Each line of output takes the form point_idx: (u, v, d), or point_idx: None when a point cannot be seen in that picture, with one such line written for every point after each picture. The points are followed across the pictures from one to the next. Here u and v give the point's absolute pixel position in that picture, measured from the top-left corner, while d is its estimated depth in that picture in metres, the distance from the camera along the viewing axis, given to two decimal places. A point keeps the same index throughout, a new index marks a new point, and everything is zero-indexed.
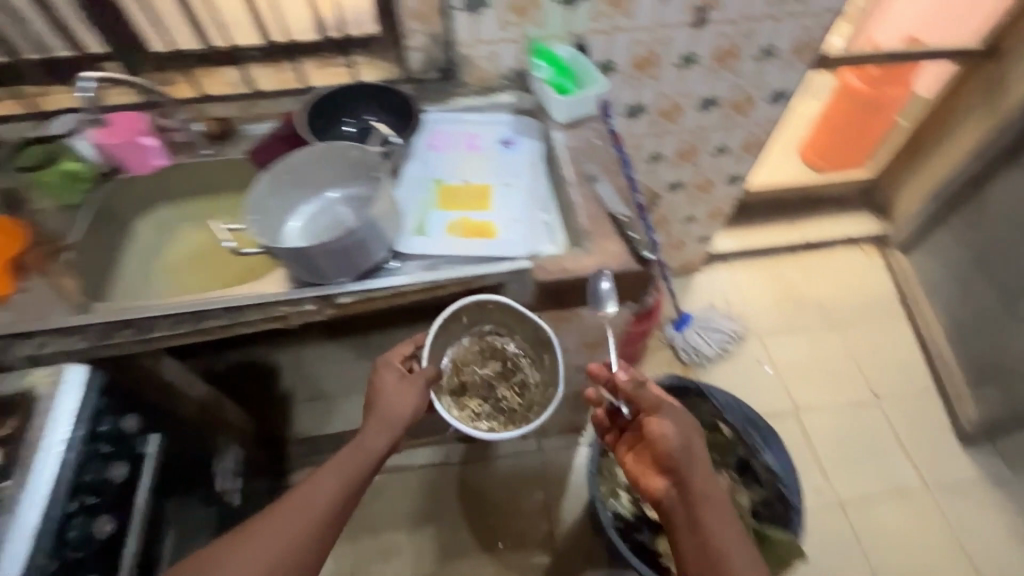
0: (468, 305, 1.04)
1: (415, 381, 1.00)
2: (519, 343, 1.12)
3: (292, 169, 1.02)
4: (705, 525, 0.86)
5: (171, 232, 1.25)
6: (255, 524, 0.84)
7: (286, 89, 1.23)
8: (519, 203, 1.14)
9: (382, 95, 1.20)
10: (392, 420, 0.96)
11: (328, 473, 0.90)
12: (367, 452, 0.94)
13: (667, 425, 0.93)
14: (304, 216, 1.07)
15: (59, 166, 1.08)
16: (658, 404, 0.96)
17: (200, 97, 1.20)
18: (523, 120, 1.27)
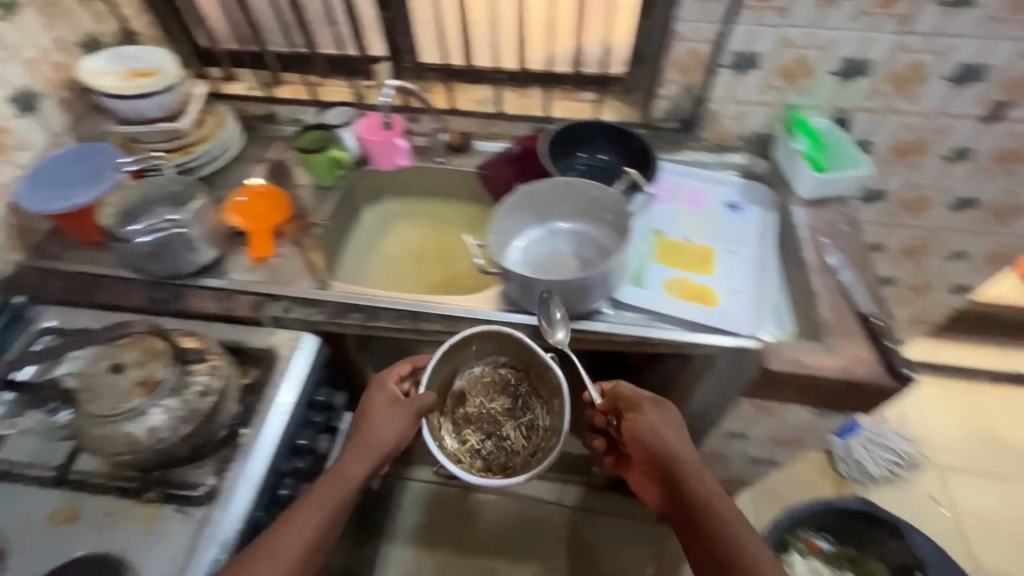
0: (484, 334, 0.94)
1: (399, 407, 0.87)
2: (545, 396, 0.96)
3: (531, 196, 1.05)
4: (722, 533, 0.72)
5: (390, 225, 1.35)
6: (249, 573, 0.71)
7: (525, 115, 1.28)
8: (744, 275, 1.06)
9: (620, 137, 1.19)
10: (369, 447, 0.84)
11: (315, 503, 0.78)
12: (350, 481, 0.81)
13: (672, 433, 0.84)
14: (526, 240, 1.09)
15: (329, 151, 1.18)
16: (638, 406, 0.88)
17: (450, 109, 1.28)
18: (754, 187, 1.20)
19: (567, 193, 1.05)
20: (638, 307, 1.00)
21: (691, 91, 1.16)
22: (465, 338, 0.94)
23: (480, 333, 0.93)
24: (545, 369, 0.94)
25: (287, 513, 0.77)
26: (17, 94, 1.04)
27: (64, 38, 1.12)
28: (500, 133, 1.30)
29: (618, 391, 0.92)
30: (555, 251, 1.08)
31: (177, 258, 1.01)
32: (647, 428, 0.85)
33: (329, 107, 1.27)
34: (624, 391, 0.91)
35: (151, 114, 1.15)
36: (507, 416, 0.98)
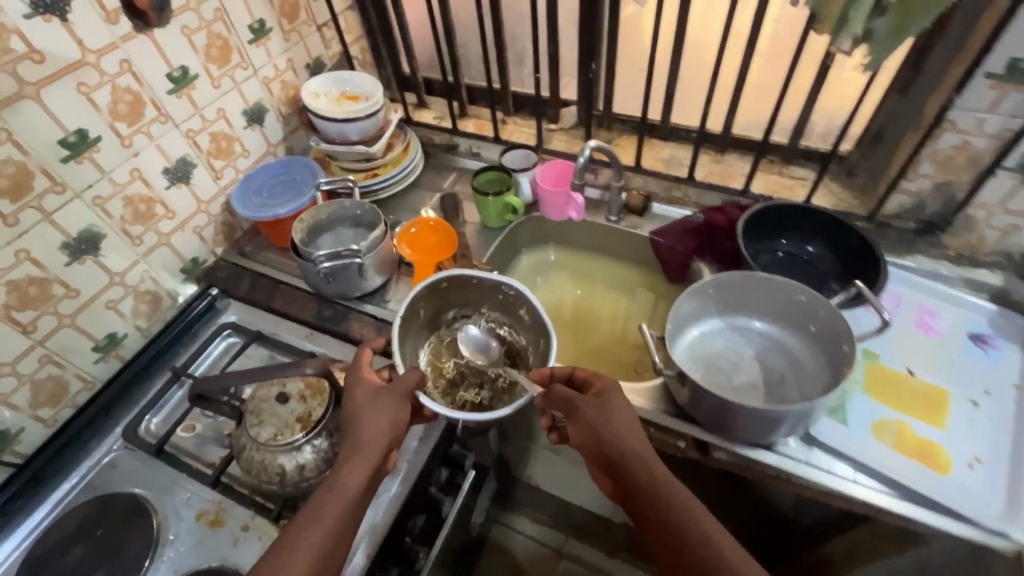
0: (423, 295, 0.92)
1: (385, 397, 0.74)
2: (492, 308, 0.98)
3: (721, 288, 0.92)
4: (695, 545, 0.64)
5: (545, 274, 1.29)
6: None
7: (718, 184, 1.14)
8: (992, 440, 0.82)
9: (835, 229, 1.00)
10: (364, 450, 0.70)
11: (324, 518, 0.65)
12: (349, 489, 0.68)
13: (607, 421, 0.74)
14: (699, 331, 0.95)
15: (504, 197, 1.14)
16: (573, 401, 0.77)
17: (633, 166, 1.19)
18: (1016, 319, 0.93)
19: (762, 289, 0.90)
20: (838, 451, 0.82)
21: (947, 190, 0.94)
22: (432, 288, 0.93)
23: (423, 293, 0.92)
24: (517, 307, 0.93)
25: (282, 545, 0.64)
26: (252, 108, 1.16)
27: (297, 60, 1.23)
28: (684, 198, 1.18)
29: (558, 393, 0.79)
30: (733, 349, 0.94)
31: (351, 282, 1.04)
32: (603, 421, 0.74)
33: (508, 149, 1.22)
34: (558, 390, 0.80)
35: (352, 137, 1.22)
36: (504, 363, 0.96)
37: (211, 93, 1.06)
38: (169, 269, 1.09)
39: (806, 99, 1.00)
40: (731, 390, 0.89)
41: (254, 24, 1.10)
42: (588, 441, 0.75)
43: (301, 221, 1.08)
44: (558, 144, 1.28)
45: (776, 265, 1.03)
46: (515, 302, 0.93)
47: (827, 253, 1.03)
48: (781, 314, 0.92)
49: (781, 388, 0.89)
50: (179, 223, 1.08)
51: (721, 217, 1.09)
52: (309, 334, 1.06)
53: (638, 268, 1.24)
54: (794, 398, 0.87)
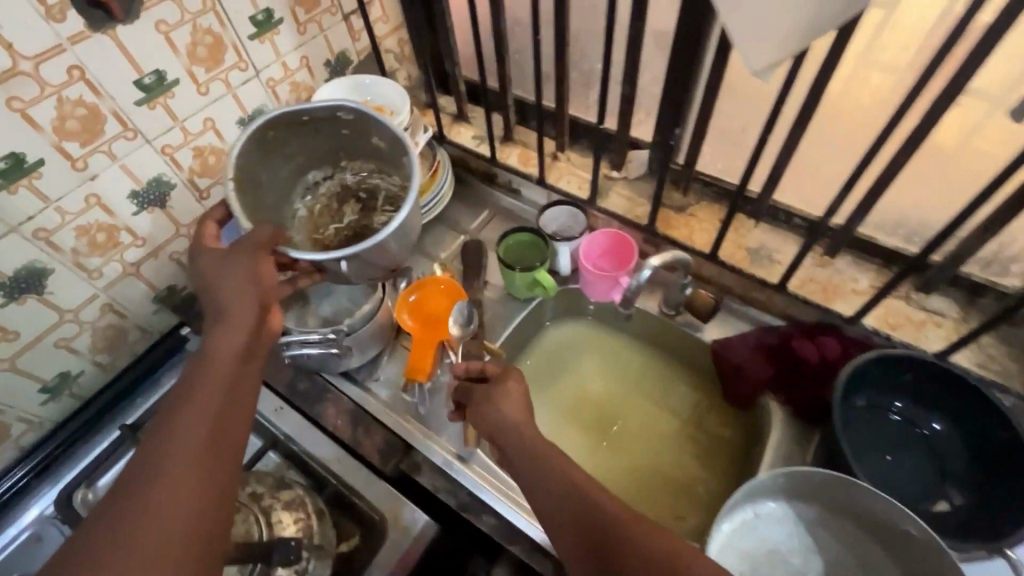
0: (253, 155, 0.78)
1: (239, 258, 0.68)
2: (345, 153, 0.89)
3: (798, 476, 0.70)
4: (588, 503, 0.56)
5: (571, 357, 1.04)
6: (161, 470, 0.53)
7: (818, 301, 0.85)
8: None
9: (979, 417, 0.70)
10: (231, 314, 0.65)
11: (208, 386, 0.60)
12: (225, 355, 0.63)
13: (497, 401, 0.71)
14: (740, 518, 0.71)
15: (533, 272, 0.91)
16: (473, 392, 0.75)
17: (706, 252, 0.92)
18: None
19: (842, 489, 0.69)
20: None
21: None
22: (258, 139, 0.78)
23: (251, 153, 0.78)
24: (342, 121, 0.82)
25: (164, 421, 0.57)
26: (250, 117, 0.96)
27: (313, 57, 1.01)
28: (766, 303, 0.90)
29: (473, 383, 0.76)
30: (777, 550, 0.71)
31: (329, 361, 0.85)
32: (495, 403, 0.71)
33: (550, 205, 0.98)
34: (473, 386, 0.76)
35: None
36: (379, 189, 0.90)
37: (195, 102, 0.87)
38: (138, 301, 0.94)
39: (980, 224, 0.69)
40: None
41: (257, 15, 0.87)
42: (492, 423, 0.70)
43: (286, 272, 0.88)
44: (616, 198, 1.01)
45: (878, 438, 0.76)
46: (359, 127, 0.83)
47: (958, 436, 0.73)
48: (847, 516, 0.71)
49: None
50: (152, 252, 0.92)
51: (813, 352, 0.82)
52: (279, 410, 0.86)
53: (694, 373, 0.97)
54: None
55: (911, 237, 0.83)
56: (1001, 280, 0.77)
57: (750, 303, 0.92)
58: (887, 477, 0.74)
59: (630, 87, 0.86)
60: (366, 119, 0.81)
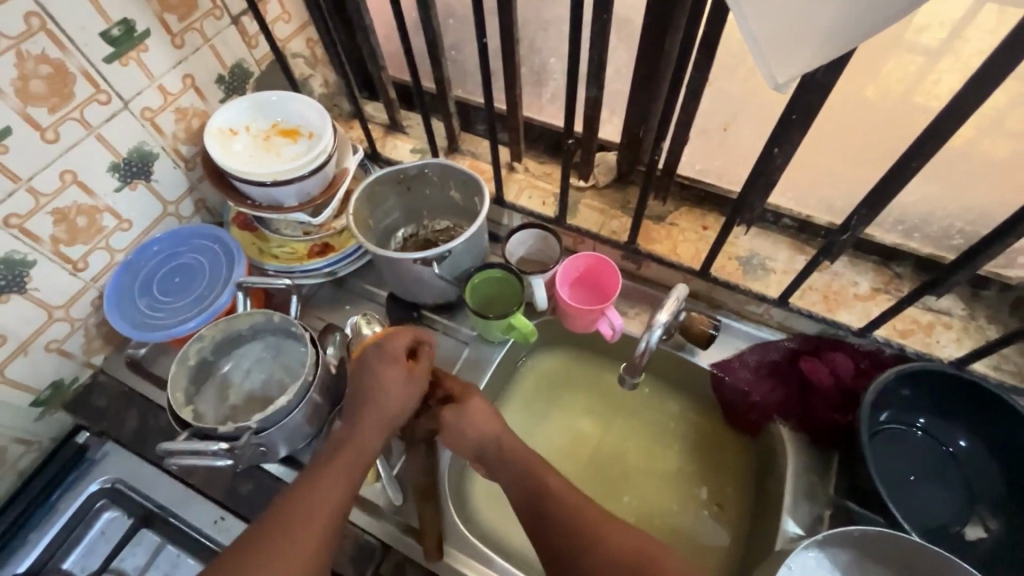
0: (363, 206, 0.84)
1: (391, 359, 0.64)
2: (432, 211, 0.92)
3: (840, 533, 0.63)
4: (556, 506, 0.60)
5: (555, 392, 0.93)
6: (260, 555, 0.53)
7: (823, 313, 0.78)
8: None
9: (1005, 429, 0.66)
10: (371, 413, 0.63)
11: (334, 476, 0.59)
12: (361, 436, 0.62)
13: (474, 423, 0.66)
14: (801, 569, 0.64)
15: (509, 317, 0.78)
16: (440, 413, 0.68)
17: (697, 269, 0.82)
18: None
19: (894, 553, 0.63)
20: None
21: None
22: (364, 194, 0.83)
23: (359, 206, 0.83)
24: (425, 178, 0.86)
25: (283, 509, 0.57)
26: (126, 160, 0.75)
27: (200, 75, 0.80)
28: (763, 316, 0.83)
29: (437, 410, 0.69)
30: None
31: (258, 454, 0.69)
32: (471, 425, 0.66)
33: (516, 230, 0.85)
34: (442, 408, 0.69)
35: (286, 204, 0.82)
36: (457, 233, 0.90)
37: (41, 154, 0.66)
38: (12, 410, 0.75)
39: None
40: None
41: (111, 30, 0.67)
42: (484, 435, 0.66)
43: (198, 338, 0.74)
44: (586, 212, 0.89)
45: (901, 458, 0.70)
46: (441, 181, 0.87)
47: (985, 451, 0.69)
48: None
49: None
50: (20, 348, 0.73)
51: (824, 372, 0.75)
52: (220, 520, 0.73)
53: (691, 396, 0.88)
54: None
55: (911, 232, 0.76)
56: (1005, 272, 0.73)
57: (747, 317, 0.84)
58: (920, 506, 0.68)
59: (596, 89, 0.73)
60: (449, 171, 0.85)
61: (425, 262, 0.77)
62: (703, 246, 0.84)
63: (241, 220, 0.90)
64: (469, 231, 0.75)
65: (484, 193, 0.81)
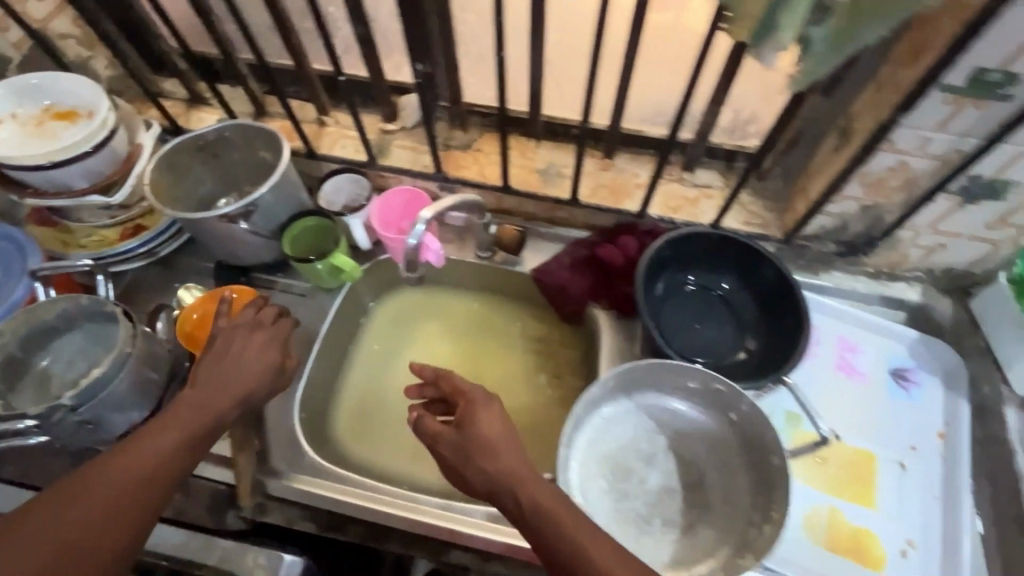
0: (165, 174, 0.84)
1: (257, 329, 0.72)
2: (252, 178, 0.91)
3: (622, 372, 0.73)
4: (534, 520, 0.54)
5: (407, 327, 0.98)
6: (95, 477, 0.56)
7: (609, 205, 0.89)
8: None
9: (753, 266, 0.81)
10: (231, 371, 0.68)
11: (184, 421, 0.62)
12: (214, 398, 0.65)
13: (486, 448, 0.58)
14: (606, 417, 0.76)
15: (330, 257, 0.82)
16: (439, 441, 0.61)
17: (500, 185, 0.91)
18: (940, 349, 0.82)
19: (675, 383, 0.74)
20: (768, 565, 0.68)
21: (873, 212, 0.75)
22: (163, 161, 0.83)
23: (159, 173, 0.83)
24: (230, 141, 0.87)
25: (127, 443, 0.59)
26: None
27: None
28: (570, 219, 0.93)
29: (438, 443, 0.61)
30: (627, 443, 0.75)
31: (83, 430, 0.70)
32: (478, 458, 0.57)
33: (325, 177, 0.89)
34: (444, 438, 0.61)
35: (77, 186, 0.80)
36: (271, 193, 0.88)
37: None
38: None
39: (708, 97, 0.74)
40: (649, 500, 0.72)
41: None
42: (496, 458, 0.57)
43: None
44: (398, 153, 0.94)
45: (685, 310, 0.83)
46: (245, 142, 0.87)
47: (743, 288, 0.83)
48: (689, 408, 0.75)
49: (703, 492, 0.72)
50: None
51: (616, 254, 0.86)
52: None
53: (527, 304, 0.97)
54: (720, 503, 0.71)
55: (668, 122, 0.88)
56: (743, 143, 0.86)
57: (556, 223, 0.94)
58: (700, 344, 0.81)
59: (360, 26, 0.77)
60: (248, 129, 0.85)
61: (230, 220, 0.78)
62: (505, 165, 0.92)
63: (39, 217, 0.86)
64: (271, 183, 0.77)
65: (280, 141, 0.82)
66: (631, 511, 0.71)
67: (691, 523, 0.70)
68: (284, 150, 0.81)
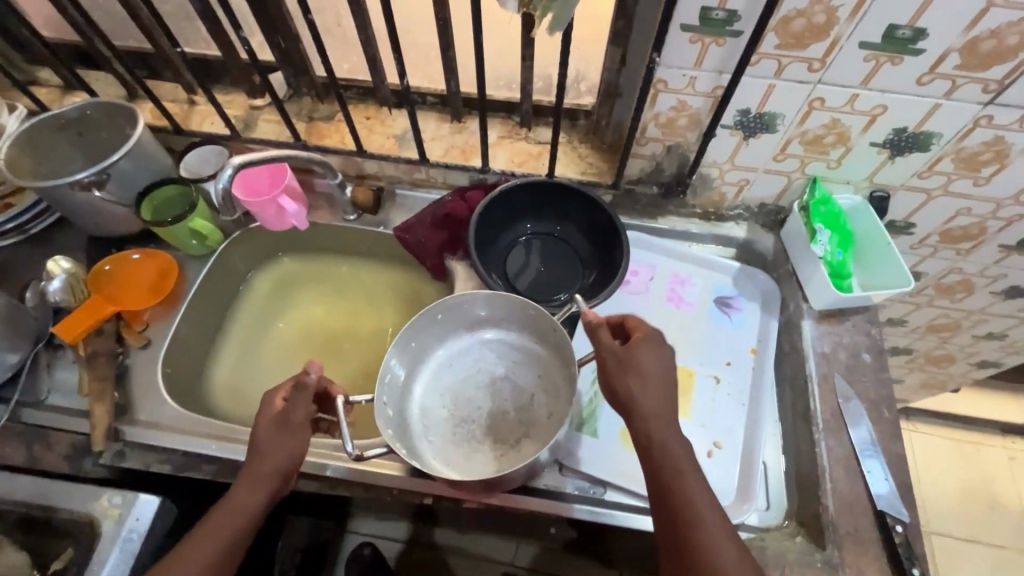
0: (26, 151, 0.88)
1: (285, 422, 0.67)
2: (116, 149, 0.93)
3: (450, 308, 0.80)
4: (678, 500, 0.60)
5: (287, 292, 1.04)
6: None
7: (460, 163, 0.95)
8: (718, 486, 0.76)
9: (583, 209, 0.90)
10: (251, 468, 0.65)
11: (221, 528, 0.62)
12: (244, 499, 0.63)
13: (638, 371, 0.64)
14: (446, 350, 0.83)
15: (187, 221, 0.88)
16: (610, 358, 0.66)
17: (355, 149, 0.96)
18: (758, 276, 0.90)
19: (500, 314, 0.81)
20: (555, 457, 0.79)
21: (678, 152, 0.84)
22: (24, 141, 0.87)
23: (20, 150, 0.87)
24: (89, 116, 0.89)
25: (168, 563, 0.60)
26: None
27: None
28: (430, 180, 0.99)
29: (600, 350, 0.67)
30: (463, 373, 0.82)
31: None
32: (632, 377, 0.64)
33: (187, 151, 0.95)
34: (605, 345, 0.67)
35: None
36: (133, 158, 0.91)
37: None
38: None
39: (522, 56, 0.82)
40: (481, 421, 0.79)
41: None
42: (626, 357, 0.65)
43: None
44: (263, 127, 0.99)
45: (530, 255, 0.92)
46: (108, 119, 0.90)
47: (578, 233, 0.93)
48: (518, 337, 0.82)
49: (531, 412, 0.79)
50: None
51: (464, 208, 0.93)
52: None
53: (398, 264, 1.04)
54: (543, 419, 0.78)
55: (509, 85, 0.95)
56: (578, 101, 0.93)
57: (420, 185, 1.00)
58: (542, 284, 0.91)
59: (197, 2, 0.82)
60: (106, 106, 0.88)
61: (84, 189, 0.83)
62: (364, 132, 0.98)
63: None
64: (127, 149, 0.83)
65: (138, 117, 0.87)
66: (466, 432, 0.78)
67: (518, 439, 0.77)
68: (138, 121, 0.86)
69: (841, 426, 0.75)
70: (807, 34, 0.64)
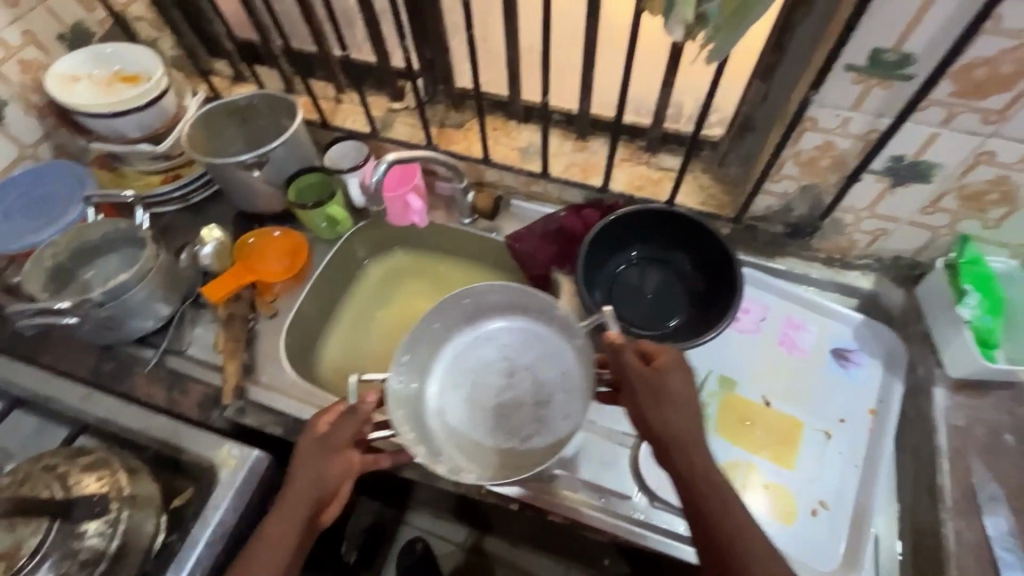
0: (203, 131, 1.00)
1: (322, 446, 0.70)
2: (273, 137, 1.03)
3: (478, 296, 0.83)
4: (730, 527, 0.57)
5: (394, 282, 1.10)
6: None
7: (579, 181, 0.97)
8: (819, 550, 0.72)
9: (699, 239, 0.89)
10: (293, 490, 0.68)
11: (266, 551, 0.65)
12: (288, 520, 0.67)
13: (671, 402, 0.62)
14: (472, 340, 0.86)
15: (327, 207, 0.96)
16: (639, 386, 0.64)
17: (482, 157, 1.01)
18: (882, 332, 0.85)
19: (523, 309, 0.83)
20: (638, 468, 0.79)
21: (813, 192, 0.81)
22: (203, 122, 0.99)
23: (199, 130, 0.99)
24: (258, 106, 1.00)
25: None
26: None
27: (40, 31, 0.94)
28: (546, 194, 1.02)
29: (626, 374, 0.66)
30: (486, 361, 0.84)
31: (107, 325, 0.84)
32: (666, 404, 0.62)
33: (333, 141, 1.02)
34: (630, 370, 0.66)
35: (130, 135, 0.97)
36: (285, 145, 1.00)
37: None
38: None
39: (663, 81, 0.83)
40: (495, 412, 0.80)
41: None
42: (658, 385, 0.63)
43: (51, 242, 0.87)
44: (398, 128, 1.06)
45: (639, 281, 0.93)
46: (271, 111, 1.01)
47: (690, 264, 0.92)
48: (543, 336, 0.83)
49: (548, 411, 0.79)
50: None
51: (579, 224, 0.95)
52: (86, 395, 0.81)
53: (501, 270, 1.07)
54: (559, 423, 0.78)
55: (638, 110, 0.96)
56: (708, 132, 0.92)
57: (534, 198, 1.03)
58: (648, 309, 0.91)
59: None
60: (272, 99, 0.99)
61: (247, 168, 0.92)
62: (490, 142, 1.02)
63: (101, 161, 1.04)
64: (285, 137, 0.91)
65: (297, 108, 0.96)
66: (484, 418, 0.80)
67: (528, 436, 0.78)
68: (297, 112, 0.95)
69: (972, 510, 0.70)
70: (988, 86, 0.61)
